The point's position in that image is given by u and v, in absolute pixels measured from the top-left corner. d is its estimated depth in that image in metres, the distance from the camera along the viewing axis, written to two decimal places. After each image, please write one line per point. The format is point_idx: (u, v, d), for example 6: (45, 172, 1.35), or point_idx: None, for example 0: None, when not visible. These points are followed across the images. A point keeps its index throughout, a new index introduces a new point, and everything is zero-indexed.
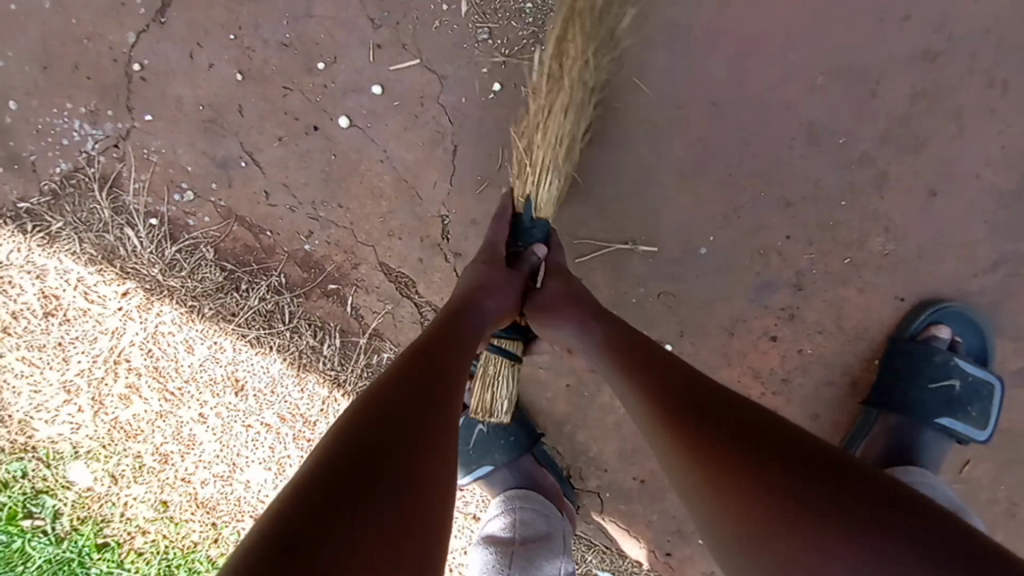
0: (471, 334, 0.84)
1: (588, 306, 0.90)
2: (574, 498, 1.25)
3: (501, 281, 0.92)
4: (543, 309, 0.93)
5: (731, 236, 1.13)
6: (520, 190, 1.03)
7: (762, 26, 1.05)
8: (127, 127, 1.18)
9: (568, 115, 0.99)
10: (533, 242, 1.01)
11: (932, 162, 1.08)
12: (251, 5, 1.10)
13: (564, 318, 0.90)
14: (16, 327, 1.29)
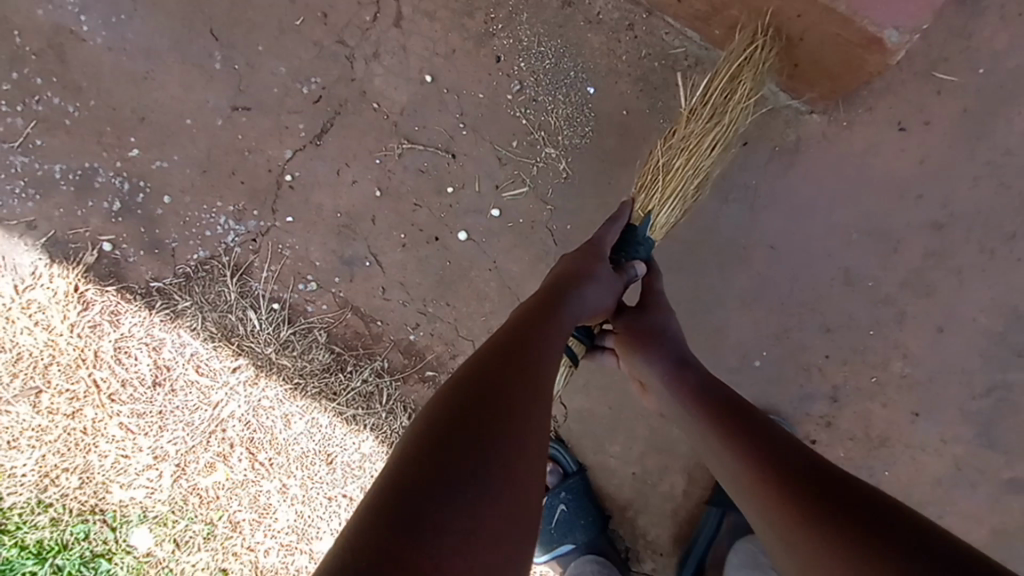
0: (569, 319, 0.87)
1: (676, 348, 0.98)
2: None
3: (601, 272, 0.95)
4: (636, 335, 1.01)
5: (781, 352, 1.36)
6: (643, 205, 1.09)
7: (811, 193, 1.30)
8: (268, 226, 1.34)
9: (713, 151, 1.09)
10: (636, 258, 1.05)
11: (942, 305, 1.34)
12: (398, 139, 1.31)
13: (654, 356, 0.97)
14: (122, 395, 1.37)
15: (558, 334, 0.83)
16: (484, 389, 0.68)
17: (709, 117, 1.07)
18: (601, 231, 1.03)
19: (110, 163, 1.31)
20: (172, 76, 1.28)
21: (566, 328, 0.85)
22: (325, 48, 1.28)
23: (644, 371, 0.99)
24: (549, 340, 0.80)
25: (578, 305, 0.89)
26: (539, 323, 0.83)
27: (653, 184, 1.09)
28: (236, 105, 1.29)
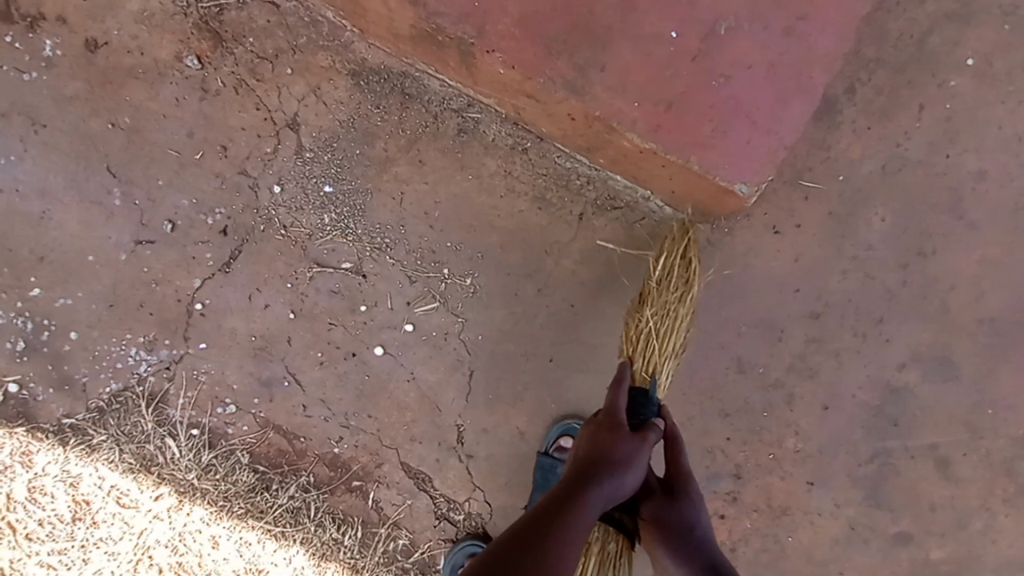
0: (602, 502, 0.90)
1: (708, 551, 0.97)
2: None
3: (642, 458, 0.96)
4: (663, 533, 0.99)
5: (686, 437, 1.46)
6: (642, 372, 1.12)
7: (702, 293, 1.40)
8: (181, 353, 1.34)
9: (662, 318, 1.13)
10: (647, 417, 1.06)
11: (824, 385, 1.46)
12: (307, 263, 1.32)
13: (666, 544, 0.98)
14: (42, 533, 1.36)
15: (588, 518, 0.87)
16: (513, 569, 0.75)
17: (661, 307, 1.14)
18: (614, 393, 1.05)
19: (10, 305, 1.30)
20: (70, 215, 1.28)
21: (598, 512, 0.89)
22: (227, 179, 1.27)
23: (669, 573, 0.98)
24: (575, 527, 0.84)
25: (610, 488, 0.92)
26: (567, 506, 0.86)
27: (646, 345, 1.13)
28: (139, 238, 1.29)
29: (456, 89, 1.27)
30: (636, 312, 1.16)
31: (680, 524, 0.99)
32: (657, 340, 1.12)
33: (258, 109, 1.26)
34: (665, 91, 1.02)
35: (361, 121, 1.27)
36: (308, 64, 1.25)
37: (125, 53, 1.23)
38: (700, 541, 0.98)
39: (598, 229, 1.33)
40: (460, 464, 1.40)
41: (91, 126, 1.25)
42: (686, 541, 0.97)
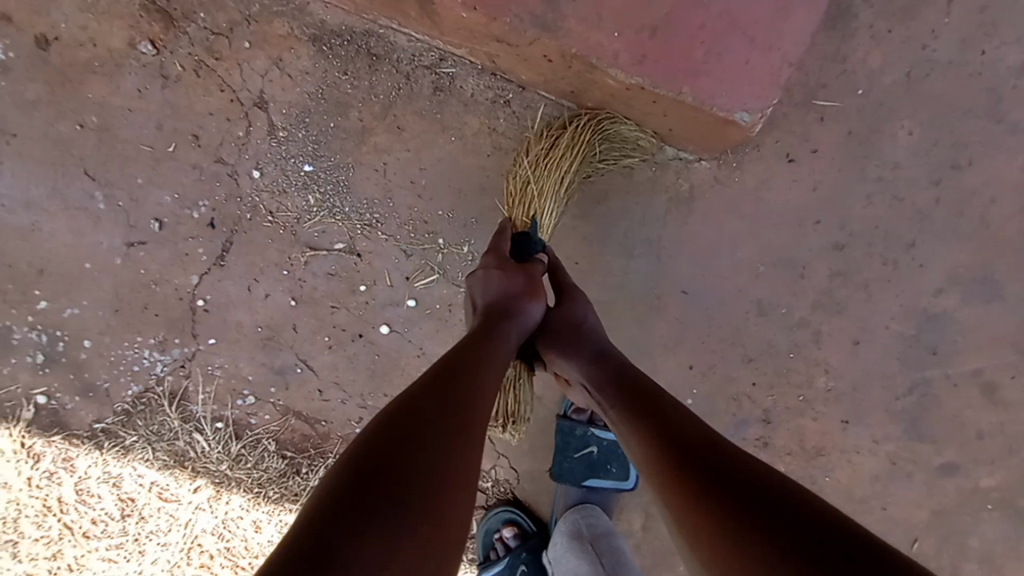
0: (494, 354, 0.89)
1: (596, 344, 0.98)
2: None
3: (535, 290, 1.00)
4: (556, 342, 1.00)
5: (709, 387, 1.39)
6: (523, 216, 1.12)
7: (714, 236, 1.31)
8: (194, 350, 1.34)
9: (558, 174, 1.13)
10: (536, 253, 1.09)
11: (854, 319, 1.37)
12: (300, 248, 1.28)
13: (570, 356, 0.98)
14: (95, 531, 1.39)
15: (480, 364, 0.85)
16: (390, 436, 0.68)
17: (543, 162, 1.13)
18: (494, 242, 1.07)
19: (21, 319, 1.31)
20: (59, 224, 1.26)
21: (491, 361, 0.88)
22: (205, 170, 1.23)
23: (563, 368, 1.00)
24: (465, 373, 0.82)
25: (503, 343, 0.92)
26: (454, 360, 0.84)
27: (525, 190, 1.13)
28: (130, 240, 1.27)
29: (424, 42, 1.18)
30: (516, 160, 1.16)
31: (575, 323, 1.01)
32: (535, 189, 1.11)
33: (224, 91, 1.20)
34: (647, 15, 0.91)
35: (331, 91, 1.20)
36: (266, 33, 1.18)
37: (79, 46, 1.17)
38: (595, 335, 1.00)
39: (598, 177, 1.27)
40: None
41: (59, 129, 1.20)
42: (578, 341, 0.99)
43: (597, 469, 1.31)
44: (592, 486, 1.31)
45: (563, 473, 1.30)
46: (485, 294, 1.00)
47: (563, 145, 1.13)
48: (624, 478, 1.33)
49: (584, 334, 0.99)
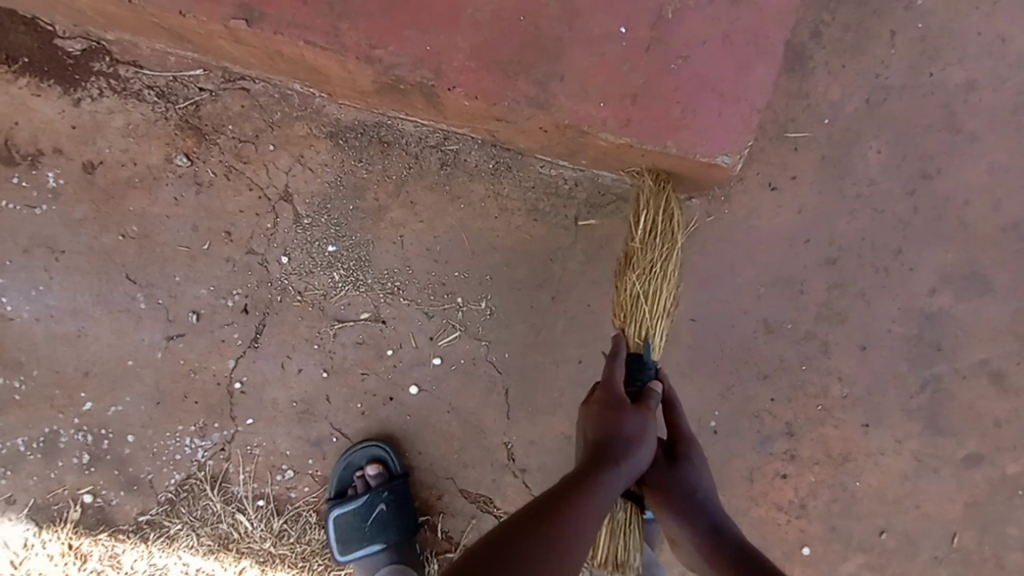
0: (604, 489, 0.92)
1: (709, 518, 1.00)
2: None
3: (651, 430, 1.00)
4: (666, 492, 1.03)
5: (731, 408, 1.46)
6: (635, 336, 1.11)
7: (714, 265, 1.40)
8: (232, 432, 1.38)
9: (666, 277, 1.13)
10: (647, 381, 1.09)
11: (856, 326, 1.44)
12: (327, 321, 1.36)
13: (670, 503, 1.02)
14: None
15: (592, 508, 0.89)
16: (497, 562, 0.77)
17: (647, 272, 1.12)
18: (608, 368, 1.07)
19: (68, 423, 1.35)
20: (104, 327, 1.34)
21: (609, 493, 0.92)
22: (237, 261, 1.33)
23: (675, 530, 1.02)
24: (575, 519, 0.86)
25: (618, 478, 0.94)
26: (569, 501, 0.88)
27: (635, 311, 1.11)
28: (169, 333, 1.35)
29: (429, 126, 1.30)
30: (622, 277, 1.14)
31: (691, 489, 1.03)
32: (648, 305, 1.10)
33: (252, 190, 1.31)
34: (625, 85, 1.03)
35: (349, 178, 1.31)
36: (287, 136, 1.30)
37: (119, 166, 1.29)
38: (704, 505, 1.02)
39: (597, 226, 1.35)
40: (517, 479, 1.41)
41: (104, 241, 1.31)
42: (693, 507, 1.01)
43: None
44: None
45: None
46: (593, 422, 1.02)
47: (652, 244, 1.11)
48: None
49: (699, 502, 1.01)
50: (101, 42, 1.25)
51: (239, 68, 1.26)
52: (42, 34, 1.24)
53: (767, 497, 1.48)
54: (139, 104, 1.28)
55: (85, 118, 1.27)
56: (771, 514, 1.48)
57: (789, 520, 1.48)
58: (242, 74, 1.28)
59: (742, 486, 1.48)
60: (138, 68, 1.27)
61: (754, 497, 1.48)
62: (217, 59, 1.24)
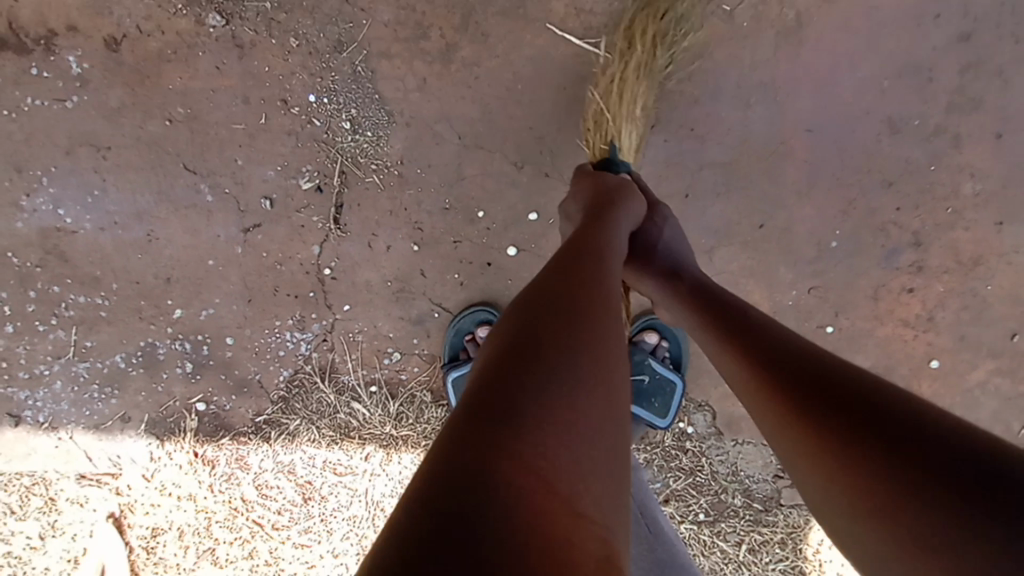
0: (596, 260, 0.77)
1: (667, 260, 0.96)
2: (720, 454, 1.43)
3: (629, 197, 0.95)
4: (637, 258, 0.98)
5: (853, 224, 1.32)
6: (598, 142, 1.16)
7: (830, 60, 1.24)
8: (331, 321, 1.31)
9: (642, 77, 1.15)
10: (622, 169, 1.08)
11: (994, 112, 1.28)
12: (410, 188, 1.24)
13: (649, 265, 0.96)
14: (281, 522, 1.37)
15: (610, 266, 0.77)
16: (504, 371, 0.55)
17: (608, 94, 1.16)
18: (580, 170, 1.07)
19: (163, 333, 1.30)
20: (174, 227, 1.24)
21: (609, 263, 0.78)
22: (300, 132, 1.19)
23: (646, 292, 0.99)
24: (590, 278, 0.71)
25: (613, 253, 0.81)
26: (579, 263, 0.74)
27: (599, 123, 1.16)
28: (247, 226, 1.25)
29: None
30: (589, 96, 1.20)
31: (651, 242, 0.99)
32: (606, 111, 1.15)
33: (301, 44, 1.15)
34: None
35: (409, 14, 1.15)
36: None
37: (145, 38, 1.13)
38: (672, 261, 0.96)
39: (696, 35, 1.20)
40: None
41: (149, 129, 1.17)
42: (649, 257, 0.97)
43: (641, 398, 1.34)
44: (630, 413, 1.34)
45: None
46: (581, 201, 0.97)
47: (628, 50, 1.15)
48: (659, 417, 1.34)
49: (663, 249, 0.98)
50: None
51: None
52: None
53: (891, 314, 1.37)
54: None
55: None
56: (896, 332, 1.38)
57: (915, 335, 1.38)
58: None
59: (867, 306, 1.37)
60: None
61: (878, 317, 1.37)
62: None
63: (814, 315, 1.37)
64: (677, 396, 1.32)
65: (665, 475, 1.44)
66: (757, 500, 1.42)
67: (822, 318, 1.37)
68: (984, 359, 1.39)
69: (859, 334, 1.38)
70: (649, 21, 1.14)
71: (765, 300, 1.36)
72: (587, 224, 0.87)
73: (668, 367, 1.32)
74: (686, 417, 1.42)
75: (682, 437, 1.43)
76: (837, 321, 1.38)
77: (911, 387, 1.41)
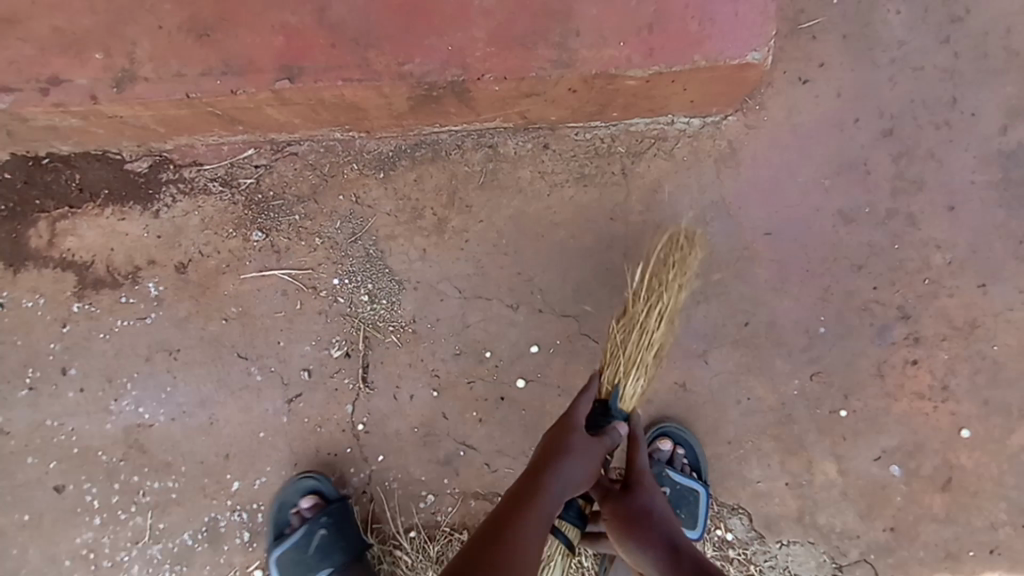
0: (534, 534, 0.93)
1: (660, 536, 1.05)
2: (771, 554, 1.41)
3: (592, 449, 1.06)
4: (625, 514, 1.08)
5: (836, 308, 1.40)
6: (611, 376, 1.24)
7: (770, 173, 1.41)
8: (367, 474, 1.43)
9: (663, 321, 1.28)
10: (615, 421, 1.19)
11: (938, 189, 1.40)
12: (424, 342, 1.41)
13: (647, 539, 1.05)
14: None
15: (528, 535, 0.91)
16: None
17: (626, 325, 1.28)
18: (574, 405, 1.14)
19: (223, 506, 1.43)
20: (230, 407, 1.43)
21: (531, 540, 0.92)
22: (327, 311, 1.41)
23: (633, 556, 1.07)
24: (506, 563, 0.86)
25: (540, 519, 0.95)
26: (505, 542, 0.88)
27: (623, 346, 1.24)
28: (289, 396, 1.42)
29: (462, 131, 1.38)
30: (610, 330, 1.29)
31: (644, 513, 1.08)
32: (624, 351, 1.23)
33: (323, 241, 1.41)
34: (513, 32, 1.13)
35: (406, 203, 1.40)
36: (340, 182, 1.41)
37: (206, 259, 1.41)
38: (661, 529, 1.05)
39: (645, 174, 1.40)
40: None
41: (210, 330, 1.41)
42: (647, 526, 1.06)
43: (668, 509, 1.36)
44: None
45: None
46: (540, 449, 1.06)
47: (649, 295, 1.26)
48: (688, 527, 1.35)
49: (651, 520, 1.07)
50: (164, 154, 1.39)
51: (286, 136, 1.38)
52: (114, 165, 1.39)
53: (905, 390, 1.40)
54: (210, 197, 1.41)
55: (167, 226, 1.41)
56: (915, 407, 1.40)
57: (936, 407, 1.39)
58: (288, 141, 1.40)
59: (876, 385, 1.40)
60: (200, 165, 1.40)
61: (891, 394, 1.40)
62: (265, 134, 1.36)
63: (825, 402, 1.40)
64: (703, 504, 1.35)
65: None
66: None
67: (834, 404, 1.40)
68: (1016, 418, 1.38)
69: (876, 415, 1.40)
70: (662, 269, 1.28)
71: (771, 394, 1.41)
72: (538, 483, 0.99)
73: (687, 474, 1.36)
74: (723, 522, 1.42)
75: (723, 545, 1.42)
76: (849, 405, 1.40)
77: (948, 462, 1.39)
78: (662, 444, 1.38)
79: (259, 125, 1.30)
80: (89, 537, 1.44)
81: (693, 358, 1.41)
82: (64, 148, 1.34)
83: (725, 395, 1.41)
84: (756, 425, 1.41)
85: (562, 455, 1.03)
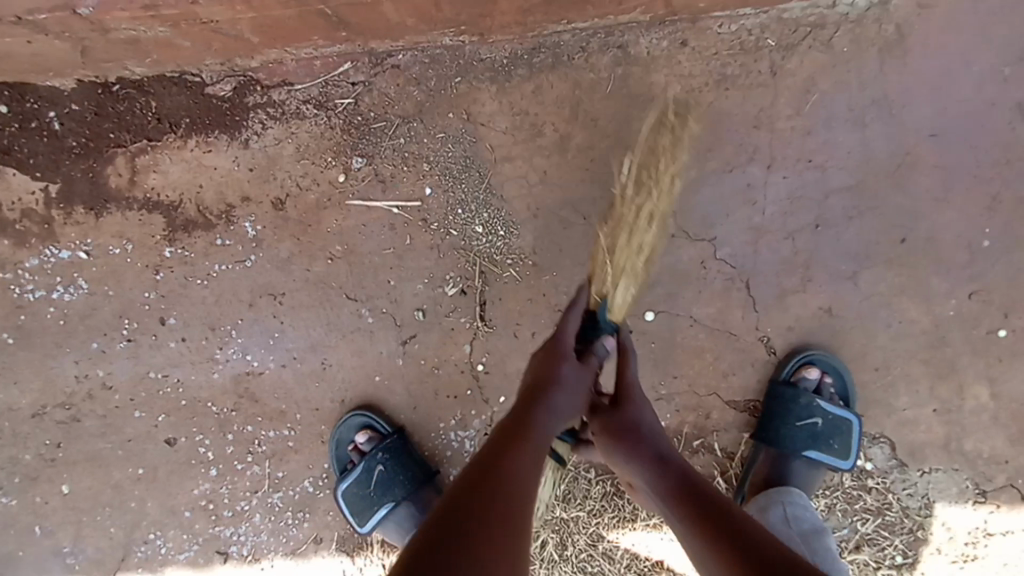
0: (539, 444, 0.85)
1: (655, 443, 0.95)
2: (915, 484, 1.30)
3: (585, 375, 0.99)
4: (616, 427, 0.99)
5: (1003, 219, 1.25)
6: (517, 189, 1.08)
7: (942, 62, 1.22)
8: (489, 415, 1.33)
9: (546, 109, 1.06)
10: (602, 334, 1.12)
11: None
12: (545, 275, 1.29)
13: (629, 451, 0.95)
14: None
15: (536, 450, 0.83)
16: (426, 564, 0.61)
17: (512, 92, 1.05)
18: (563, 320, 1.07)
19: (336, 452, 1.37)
20: (343, 352, 1.33)
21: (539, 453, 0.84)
22: (439, 245, 1.28)
23: (622, 467, 0.98)
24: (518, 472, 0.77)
25: (541, 431, 0.87)
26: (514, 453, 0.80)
27: None
28: (403, 338, 1.32)
29: (590, 29, 1.22)
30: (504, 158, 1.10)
31: (634, 425, 0.98)
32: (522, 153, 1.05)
33: (432, 166, 1.27)
34: None
35: (523, 117, 1.25)
36: (450, 98, 1.25)
37: (304, 192, 1.28)
38: (658, 441, 0.96)
39: (797, 71, 1.23)
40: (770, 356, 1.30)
41: (316, 270, 1.30)
42: (643, 435, 0.96)
43: (818, 441, 1.27)
44: (811, 458, 1.28)
45: (779, 438, 1.28)
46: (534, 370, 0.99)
47: None
48: (840, 458, 1.27)
49: (645, 426, 0.97)
50: (249, 74, 1.26)
51: (388, 45, 1.23)
52: (194, 87, 1.25)
53: None
54: (303, 121, 1.27)
55: (259, 157, 1.28)
56: None
57: None
58: (389, 52, 1.25)
59: None
60: (290, 86, 1.26)
61: None
62: (366, 43, 1.21)
63: (983, 322, 1.28)
64: (855, 433, 1.27)
65: (851, 519, 1.32)
66: (956, 535, 1.30)
67: (993, 323, 1.28)
68: None
69: None
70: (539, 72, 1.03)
71: (926, 316, 1.28)
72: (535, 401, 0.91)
73: (837, 404, 1.27)
74: (863, 453, 1.32)
75: (862, 475, 1.32)
76: (1009, 323, 1.27)
77: None
78: (807, 373, 1.27)
79: (370, 28, 1.15)
80: (207, 489, 1.37)
81: (843, 279, 1.28)
82: (138, 69, 1.22)
83: (874, 318, 1.29)
84: (909, 348, 1.29)
85: (549, 380, 0.95)
